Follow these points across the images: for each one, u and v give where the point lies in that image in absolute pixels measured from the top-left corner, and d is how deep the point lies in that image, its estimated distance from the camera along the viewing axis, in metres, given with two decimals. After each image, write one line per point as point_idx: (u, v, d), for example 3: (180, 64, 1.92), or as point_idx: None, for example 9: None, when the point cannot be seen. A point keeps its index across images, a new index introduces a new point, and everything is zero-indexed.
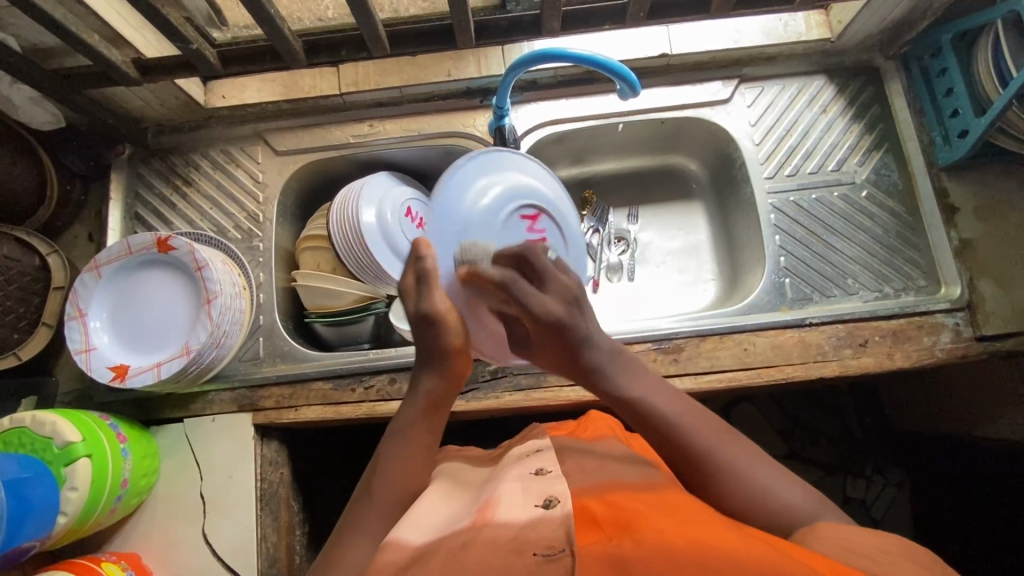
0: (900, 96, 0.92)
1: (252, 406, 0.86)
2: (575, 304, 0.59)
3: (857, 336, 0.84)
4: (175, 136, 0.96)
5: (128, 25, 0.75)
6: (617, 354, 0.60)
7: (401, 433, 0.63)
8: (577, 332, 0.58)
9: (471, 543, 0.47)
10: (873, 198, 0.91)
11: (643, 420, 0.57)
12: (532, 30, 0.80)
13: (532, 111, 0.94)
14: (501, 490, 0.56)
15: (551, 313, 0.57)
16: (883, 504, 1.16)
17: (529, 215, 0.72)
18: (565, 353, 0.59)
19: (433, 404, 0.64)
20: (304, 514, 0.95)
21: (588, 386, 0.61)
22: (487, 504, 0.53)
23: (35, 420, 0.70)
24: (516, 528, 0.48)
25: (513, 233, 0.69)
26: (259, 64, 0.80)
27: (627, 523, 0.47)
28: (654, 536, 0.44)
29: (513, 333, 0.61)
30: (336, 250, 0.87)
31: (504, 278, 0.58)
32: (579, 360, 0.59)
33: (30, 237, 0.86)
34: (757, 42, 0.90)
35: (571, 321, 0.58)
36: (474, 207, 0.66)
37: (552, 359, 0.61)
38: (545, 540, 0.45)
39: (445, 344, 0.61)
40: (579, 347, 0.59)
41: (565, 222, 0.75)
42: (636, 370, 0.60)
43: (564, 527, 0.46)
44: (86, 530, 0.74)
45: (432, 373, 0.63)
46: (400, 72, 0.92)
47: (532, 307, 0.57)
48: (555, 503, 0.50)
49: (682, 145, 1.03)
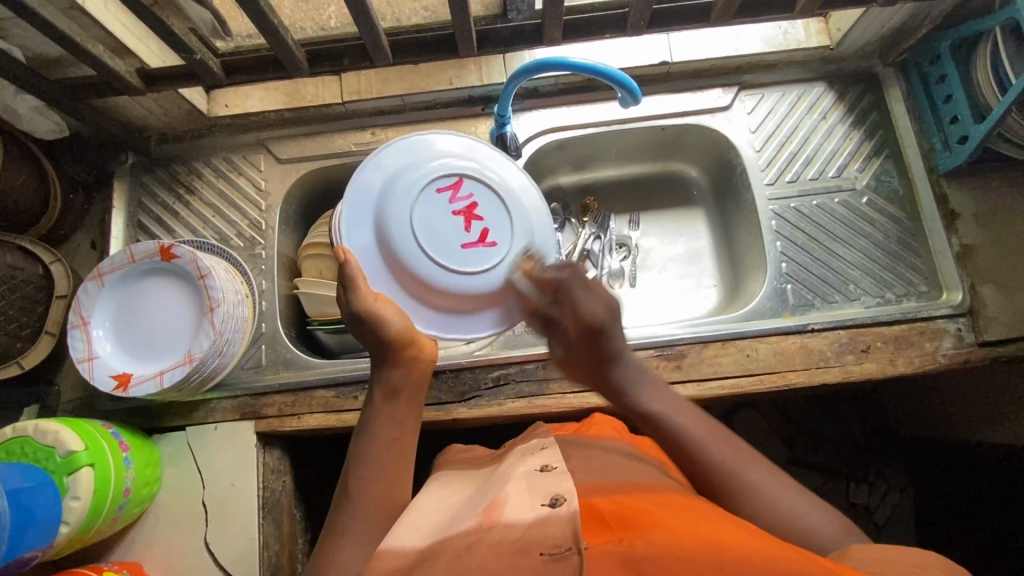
0: (899, 103, 0.93)
1: (254, 414, 0.86)
2: (615, 316, 0.67)
3: (859, 342, 0.84)
4: (178, 145, 0.96)
5: (132, 35, 0.76)
6: (642, 372, 0.68)
7: (368, 427, 0.65)
8: (613, 341, 0.66)
9: (476, 545, 0.47)
10: (873, 204, 0.91)
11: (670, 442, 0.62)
12: (533, 39, 0.80)
13: (533, 118, 0.95)
14: (507, 489, 0.56)
15: (594, 321, 0.65)
16: (885, 510, 1.16)
17: (448, 187, 0.72)
18: (599, 360, 0.67)
19: (391, 390, 0.67)
20: (306, 523, 0.95)
21: (616, 400, 0.67)
22: (492, 505, 0.53)
23: (37, 429, 0.70)
24: (522, 528, 0.48)
25: (435, 212, 0.71)
26: (262, 73, 0.80)
27: (636, 522, 0.47)
28: (662, 535, 0.44)
29: (556, 336, 0.69)
30: (335, 242, 0.83)
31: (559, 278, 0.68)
32: (612, 369, 0.67)
33: (34, 245, 0.86)
34: (758, 50, 0.91)
35: (611, 330, 0.66)
36: (388, 190, 0.71)
37: (588, 365, 0.68)
38: (551, 539, 0.45)
39: (384, 334, 0.66)
40: (609, 360, 0.67)
41: (501, 191, 0.74)
42: (660, 391, 0.66)
43: (571, 525, 0.46)
44: (87, 539, 0.74)
45: (384, 362, 0.67)
46: (402, 80, 0.93)
47: (579, 312, 0.66)
48: (561, 502, 0.49)
49: (682, 151, 1.04)
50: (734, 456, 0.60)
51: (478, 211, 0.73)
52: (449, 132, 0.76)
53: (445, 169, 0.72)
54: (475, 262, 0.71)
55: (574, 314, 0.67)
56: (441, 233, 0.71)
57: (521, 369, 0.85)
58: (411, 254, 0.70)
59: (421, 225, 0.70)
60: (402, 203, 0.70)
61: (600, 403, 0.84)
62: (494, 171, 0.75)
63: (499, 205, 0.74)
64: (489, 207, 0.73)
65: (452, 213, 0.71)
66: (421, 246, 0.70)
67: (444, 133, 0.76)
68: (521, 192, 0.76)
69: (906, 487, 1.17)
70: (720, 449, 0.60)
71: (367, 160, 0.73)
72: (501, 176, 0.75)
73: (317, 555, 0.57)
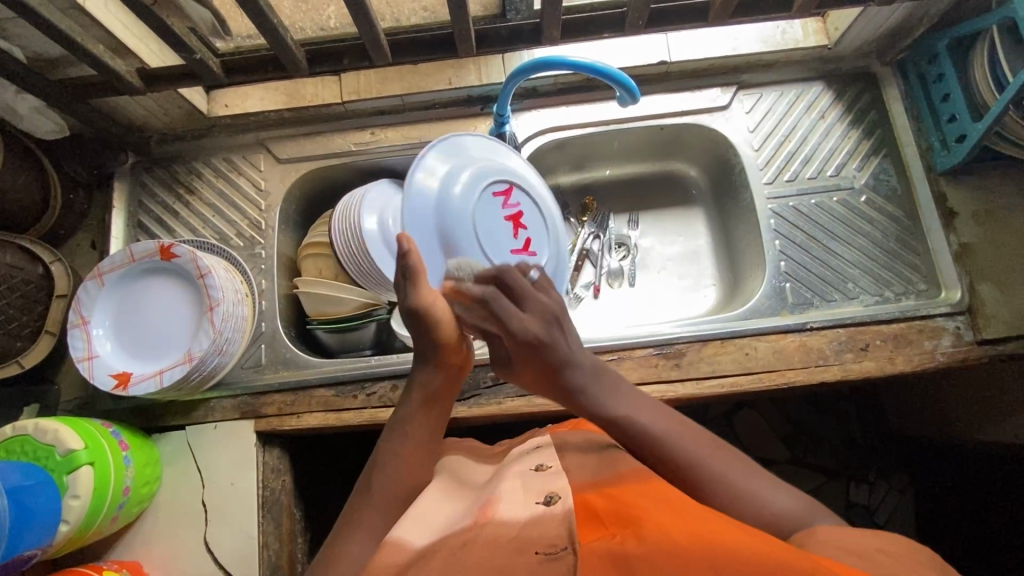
0: (897, 102, 0.93)
1: (253, 413, 0.86)
2: (554, 325, 0.67)
3: (857, 341, 0.84)
4: (178, 145, 0.97)
5: (132, 35, 0.76)
6: (599, 372, 0.65)
7: (400, 428, 0.65)
8: (557, 351, 0.65)
9: (473, 542, 0.47)
10: (872, 203, 0.91)
11: (631, 439, 0.61)
12: (532, 39, 0.81)
13: (532, 118, 0.95)
14: (502, 486, 0.56)
15: (526, 334, 0.65)
16: (886, 510, 1.16)
17: (500, 193, 0.78)
18: (546, 371, 0.65)
19: (429, 397, 0.66)
20: (306, 523, 0.94)
21: (572, 404, 0.65)
22: (489, 502, 0.53)
23: (37, 427, 0.70)
24: (517, 526, 0.48)
25: (489, 215, 0.75)
26: (262, 72, 0.80)
27: (630, 517, 0.47)
28: (655, 531, 0.45)
29: (494, 353, 0.69)
30: (335, 245, 0.87)
31: (484, 294, 0.67)
32: (563, 376, 0.65)
33: (34, 244, 0.86)
34: (756, 49, 0.91)
35: (550, 341, 0.65)
36: (447, 193, 0.72)
37: (535, 376, 0.67)
38: (547, 538, 0.46)
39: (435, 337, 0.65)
40: (558, 365, 0.65)
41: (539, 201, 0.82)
42: (619, 388, 0.64)
43: (567, 526, 0.46)
44: (87, 538, 0.74)
45: (428, 366, 0.67)
46: (401, 80, 0.93)
47: (511, 326, 0.66)
48: (556, 500, 0.50)
49: (681, 151, 1.04)
50: (691, 443, 0.60)
51: (523, 219, 0.79)
52: (482, 135, 0.81)
53: (497, 176, 0.78)
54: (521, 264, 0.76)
55: (505, 328, 0.66)
56: (493, 237, 0.75)
57: None
58: (471, 253, 0.72)
59: (481, 226, 0.73)
60: (463, 204, 0.73)
61: None
62: (530, 180, 0.82)
63: (536, 215, 0.82)
64: (529, 213, 0.80)
65: (504, 218, 0.77)
66: (479, 244, 0.73)
67: (479, 137, 0.80)
68: (550, 203, 0.84)
69: (906, 487, 1.17)
70: (677, 437, 0.60)
71: (416, 160, 0.72)
72: (533, 184, 0.82)
73: (328, 542, 0.58)
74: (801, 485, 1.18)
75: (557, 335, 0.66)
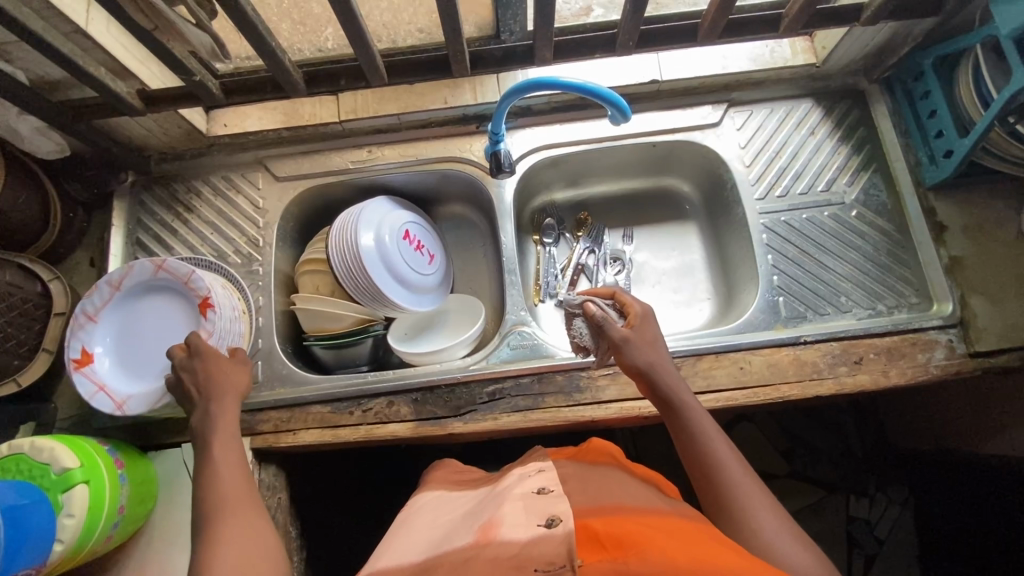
0: (885, 118, 0.95)
1: (250, 430, 0.85)
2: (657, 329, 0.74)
3: (851, 354, 0.84)
4: (177, 164, 0.98)
5: (132, 59, 0.78)
6: (683, 395, 0.67)
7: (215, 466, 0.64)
8: (659, 354, 0.71)
9: (473, 562, 0.49)
10: (862, 217, 0.92)
11: (703, 467, 0.62)
12: (525, 59, 0.82)
13: (527, 136, 0.97)
14: (503, 509, 0.57)
15: (641, 315, 0.74)
16: (886, 524, 1.15)
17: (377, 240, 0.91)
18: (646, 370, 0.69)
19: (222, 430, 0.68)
20: (302, 541, 0.94)
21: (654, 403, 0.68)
22: (490, 523, 0.55)
23: (32, 446, 0.71)
24: (518, 545, 0.49)
25: (387, 263, 0.91)
26: (260, 93, 0.82)
27: (629, 536, 0.48)
28: (654, 549, 0.45)
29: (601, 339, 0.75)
30: (335, 272, 0.89)
31: (610, 291, 0.78)
32: (655, 381, 0.68)
33: (33, 264, 0.87)
34: (746, 68, 0.93)
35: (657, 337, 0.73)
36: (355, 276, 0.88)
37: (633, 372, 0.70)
38: (546, 556, 0.46)
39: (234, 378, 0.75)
40: (653, 365, 0.69)
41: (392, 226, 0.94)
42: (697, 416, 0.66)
43: (565, 544, 0.47)
44: (82, 559, 0.73)
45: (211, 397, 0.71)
46: (397, 100, 0.95)
47: (630, 306, 0.75)
48: (557, 522, 0.51)
49: (674, 167, 1.05)
50: (749, 490, 0.59)
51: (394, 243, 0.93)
52: None
53: (364, 229, 0.90)
54: (418, 274, 0.96)
55: (624, 309, 0.75)
56: (229, 331, 0.83)
57: (517, 383, 0.86)
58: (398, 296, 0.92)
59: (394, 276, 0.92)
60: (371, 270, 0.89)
61: (595, 417, 0.83)
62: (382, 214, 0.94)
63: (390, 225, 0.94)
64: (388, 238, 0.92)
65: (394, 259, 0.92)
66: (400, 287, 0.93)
67: None
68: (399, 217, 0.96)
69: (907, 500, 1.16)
70: (742, 486, 0.60)
71: None
72: (383, 214, 0.94)
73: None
74: (800, 499, 1.18)
75: (654, 338, 0.72)
